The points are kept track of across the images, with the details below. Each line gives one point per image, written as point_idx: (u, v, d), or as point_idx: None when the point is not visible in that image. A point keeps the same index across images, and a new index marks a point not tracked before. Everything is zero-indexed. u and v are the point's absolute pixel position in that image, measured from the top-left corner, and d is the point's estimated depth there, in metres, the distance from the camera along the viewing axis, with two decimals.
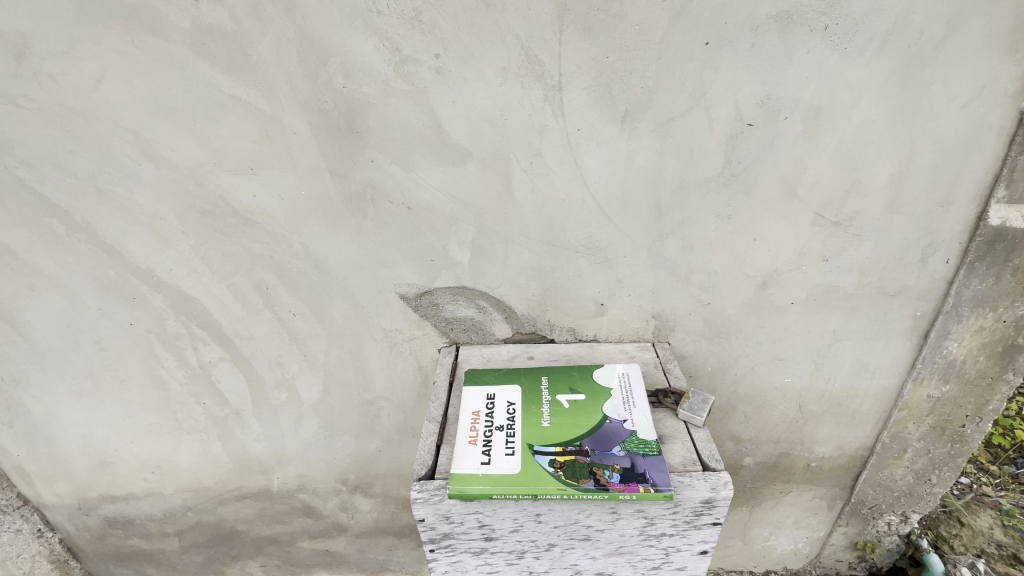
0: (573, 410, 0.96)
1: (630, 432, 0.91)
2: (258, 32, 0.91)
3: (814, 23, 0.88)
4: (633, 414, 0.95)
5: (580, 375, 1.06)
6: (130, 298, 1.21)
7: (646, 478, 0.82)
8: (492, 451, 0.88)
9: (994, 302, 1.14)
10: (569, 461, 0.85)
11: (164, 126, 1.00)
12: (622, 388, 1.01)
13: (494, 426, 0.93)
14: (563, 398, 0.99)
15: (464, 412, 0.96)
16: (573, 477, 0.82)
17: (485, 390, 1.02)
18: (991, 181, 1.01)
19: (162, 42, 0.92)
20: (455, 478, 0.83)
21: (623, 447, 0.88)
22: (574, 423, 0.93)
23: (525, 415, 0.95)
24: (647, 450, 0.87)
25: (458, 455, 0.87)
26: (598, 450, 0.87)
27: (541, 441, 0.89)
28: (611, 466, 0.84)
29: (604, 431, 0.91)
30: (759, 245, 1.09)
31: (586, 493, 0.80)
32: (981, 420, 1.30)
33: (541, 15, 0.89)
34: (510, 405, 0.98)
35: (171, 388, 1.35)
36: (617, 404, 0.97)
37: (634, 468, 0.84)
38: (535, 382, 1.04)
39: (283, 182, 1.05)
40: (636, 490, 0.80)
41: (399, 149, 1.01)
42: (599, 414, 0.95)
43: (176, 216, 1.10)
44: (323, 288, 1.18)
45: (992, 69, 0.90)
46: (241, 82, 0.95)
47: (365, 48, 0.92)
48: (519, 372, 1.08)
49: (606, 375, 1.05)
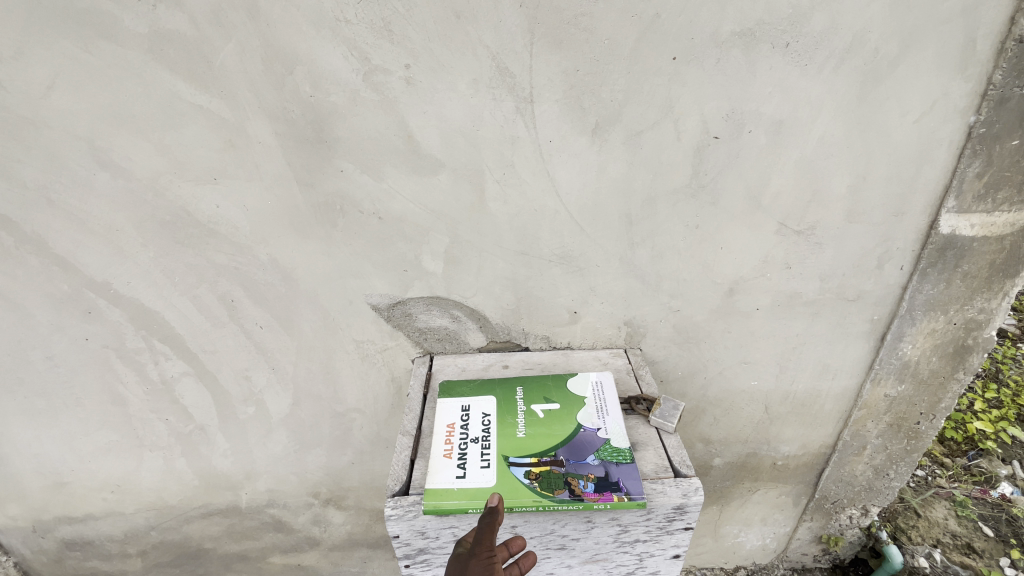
0: (548, 419, 0.97)
1: (604, 441, 0.92)
2: (220, 39, 0.88)
3: (775, 41, 0.91)
4: (606, 422, 0.96)
5: (554, 384, 1.06)
6: (86, 313, 1.15)
7: (619, 487, 0.83)
8: (467, 464, 0.88)
9: (945, 306, 1.20)
10: (544, 472, 0.85)
11: (120, 134, 0.96)
12: (596, 396, 1.02)
13: (469, 438, 0.93)
14: (538, 409, 0.99)
15: (438, 425, 0.96)
16: (548, 488, 0.82)
17: (460, 402, 1.01)
18: (942, 192, 1.06)
19: (118, 48, 0.88)
20: (430, 493, 0.83)
21: (597, 456, 0.89)
22: (548, 433, 0.93)
23: (500, 426, 0.95)
24: (621, 457, 0.88)
25: (433, 469, 0.86)
26: (573, 459, 0.88)
27: (516, 452, 0.89)
28: (585, 476, 0.85)
29: (579, 440, 0.92)
30: (726, 253, 1.12)
31: (561, 504, 0.80)
32: (935, 417, 1.36)
33: (511, 28, 0.89)
34: (485, 416, 0.98)
35: (131, 405, 1.29)
36: (590, 413, 0.98)
37: (609, 476, 0.85)
38: (510, 393, 1.04)
39: (248, 193, 1.02)
40: (610, 499, 0.81)
41: (368, 159, 0.99)
42: (573, 423, 0.96)
43: (135, 227, 1.05)
44: (291, 300, 1.15)
45: (943, 85, 0.95)
46: (202, 90, 0.92)
47: (333, 57, 0.90)
48: (493, 383, 1.08)
49: (579, 384, 1.06)
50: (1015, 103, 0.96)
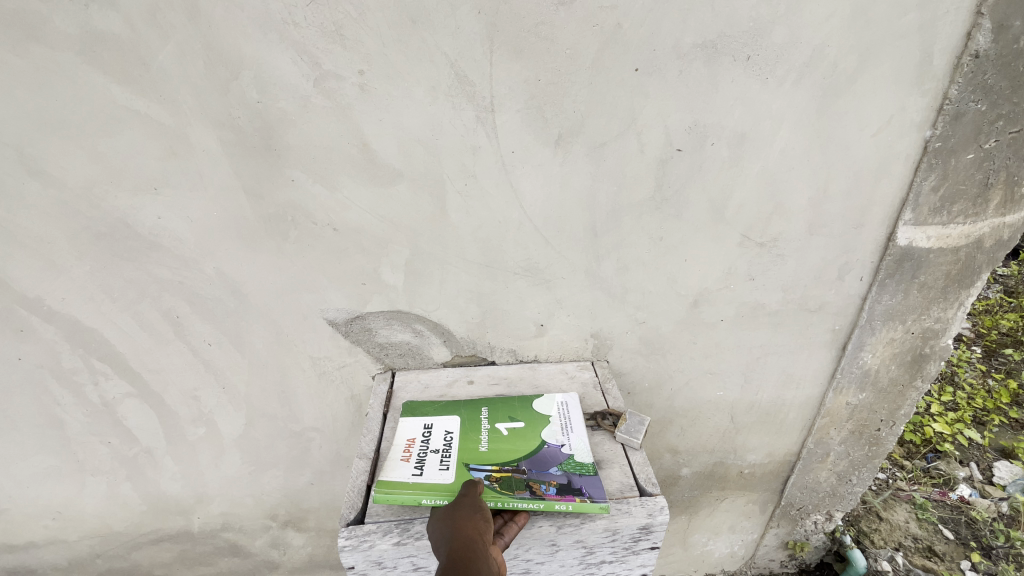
0: (512, 435, 0.93)
1: (567, 456, 0.89)
2: (158, 40, 0.82)
3: (737, 54, 0.90)
4: (571, 439, 0.93)
5: (519, 405, 1.02)
6: (16, 331, 1.07)
7: (582, 492, 0.81)
8: (425, 466, 0.86)
9: (903, 316, 1.22)
10: (504, 477, 0.83)
11: (49, 141, 0.89)
12: (561, 415, 0.99)
13: (430, 447, 0.90)
14: (501, 427, 0.95)
15: (398, 437, 0.93)
16: (509, 487, 0.80)
17: (423, 419, 0.97)
18: (899, 205, 1.08)
19: (44, 48, 0.82)
20: (383, 483, 0.82)
21: (560, 467, 0.86)
22: (511, 448, 0.90)
23: (462, 442, 0.91)
24: (585, 470, 0.86)
25: (389, 465, 0.86)
26: (535, 469, 0.85)
27: (477, 459, 0.86)
28: (548, 481, 0.82)
29: (542, 454, 0.88)
30: (691, 265, 1.12)
31: (521, 503, 0.78)
32: (894, 424, 1.38)
33: (470, 35, 0.86)
34: (447, 431, 0.94)
35: (69, 428, 1.21)
36: (555, 430, 0.95)
37: (571, 483, 0.83)
38: (474, 412, 1.00)
39: (193, 204, 0.96)
40: (572, 500, 0.79)
41: (322, 168, 0.95)
42: (537, 440, 0.92)
43: (69, 240, 0.98)
44: (242, 315, 1.09)
45: (900, 100, 0.96)
46: (140, 95, 0.86)
47: (281, 61, 0.85)
48: (459, 404, 1.03)
49: (545, 404, 1.02)
50: (969, 118, 0.98)
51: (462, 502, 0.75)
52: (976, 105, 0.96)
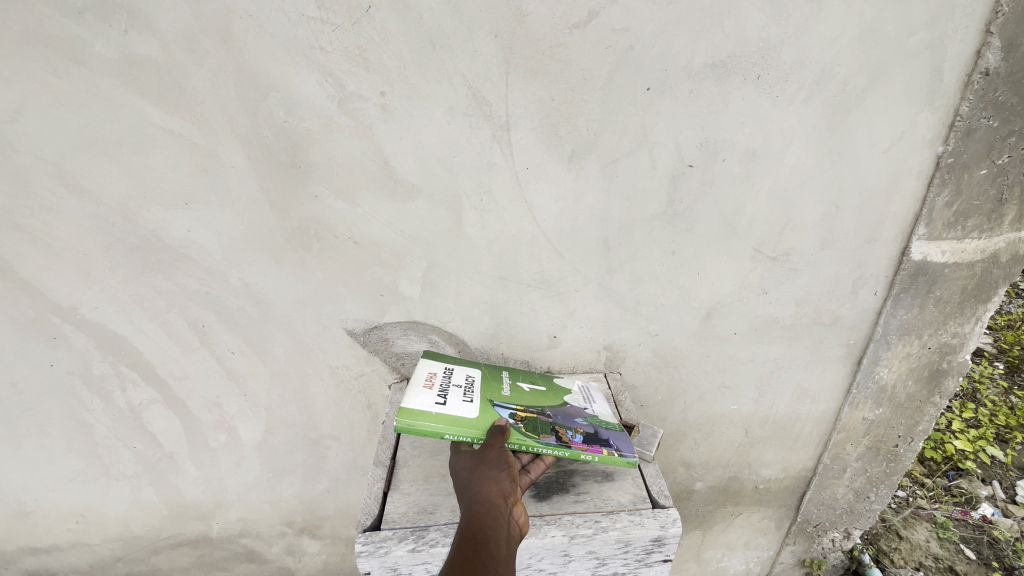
0: (534, 392, 0.99)
1: (592, 413, 0.95)
2: (192, 64, 0.87)
3: (747, 73, 0.92)
4: (593, 406, 1.00)
5: (540, 376, 1.09)
6: (50, 339, 1.12)
7: (608, 444, 0.86)
8: (448, 397, 0.88)
9: (919, 330, 1.21)
10: (531, 418, 0.86)
11: (89, 159, 0.94)
12: (582, 390, 1.07)
13: (452, 381, 0.94)
14: (524, 385, 1.01)
15: (420, 369, 0.96)
16: (535, 430, 0.84)
17: (444, 364, 1.01)
18: (913, 220, 1.08)
19: (87, 72, 0.87)
20: (405, 411, 0.81)
21: (585, 419, 0.92)
22: (535, 398, 0.95)
23: (485, 385, 0.97)
24: (610, 426, 0.92)
25: (411, 392, 0.86)
26: (561, 416, 0.91)
27: (500, 399, 0.92)
28: (574, 429, 0.87)
29: (566, 408, 0.95)
30: (703, 278, 1.13)
31: (548, 447, 0.81)
32: (913, 440, 1.36)
33: (487, 57, 0.89)
34: (469, 375, 0.99)
35: (97, 433, 1.25)
36: (577, 398, 1.02)
37: (597, 434, 0.88)
38: (496, 370, 1.06)
39: (221, 218, 1.00)
40: (598, 451, 0.84)
41: (344, 184, 0.98)
42: (559, 399, 0.98)
43: (103, 252, 1.03)
44: (265, 325, 1.13)
45: (911, 117, 0.97)
46: (174, 115, 0.91)
47: (307, 83, 0.89)
48: (479, 363, 1.08)
49: (566, 381, 1.09)
50: (980, 134, 0.98)
51: (489, 456, 0.76)
52: (988, 121, 0.97)
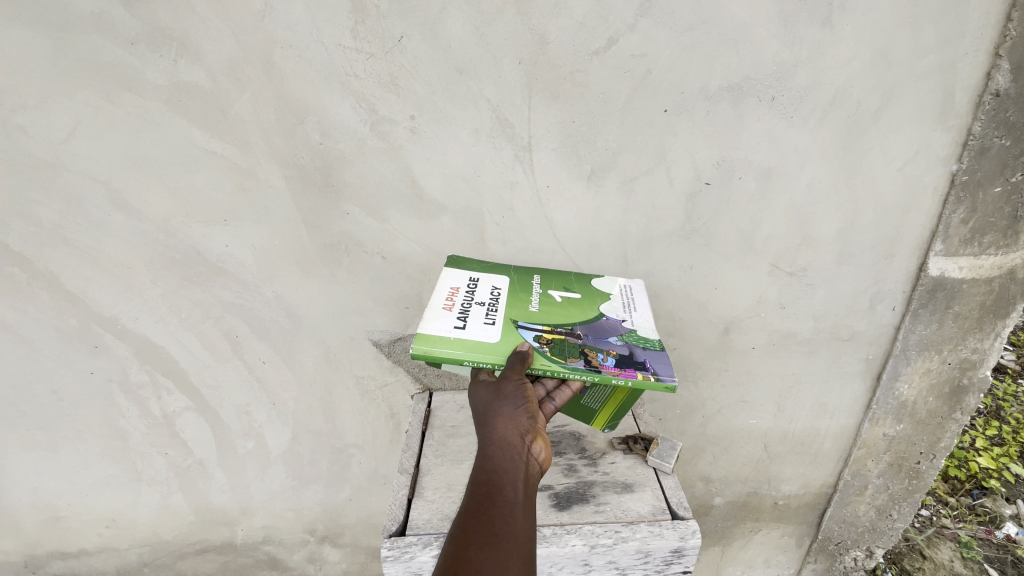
0: (567, 303, 0.88)
1: (629, 329, 0.83)
2: (236, 91, 0.93)
3: (762, 95, 0.95)
4: (633, 316, 0.87)
5: (576, 279, 0.97)
6: (92, 347, 1.17)
7: (646, 366, 0.74)
8: (468, 319, 0.79)
9: (939, 346, 1.21)
10: (557, 339, 0.76)
11: (137, 178, 1.00)
12: (623, 295, 0.93)
13: (474, 298, 0.84)
14: (555, 293, 0.90)
15: (440, 286, 0.87)
16: (562, 354, 0.74)
17: (468, 273, 0.91)
18: (929, 236, 1.09)
19: (138, 98, 0.94)
20: (421, 338, 0.73)
21: (621, 338, 0.80)
22: (566, 313, 0.84)
23: (511, 299, 0.86)
24: (650, 344, 0.80)
25: (427, 316, 0.78)
26: (593, 335, 0.79)
27: (526, 317, 0.81)
28: (606, 351, 0.76)
29: (601, 323, 0.83)
30: (720, 293, 1.15)
31: (574, 372, 0.71)
32: (935, 457, 1.34)
33: (511, 82, 0.94)
34: (495, 287, 0.88)
35: (131, 438, 1.30)
36: (616, 306, 0.89)
37: (633, 355, 0.76)
38: (526, 275, 0.96)
39: (257, 234, 1.06)
40: (634, 375, 0.72)
41: (373, 202, 1.03)
42: (595, 310, 0.87)
43: (145, 266, 1.09)
44: (295, 336, 1.18)
45: (925, 136, 0.99)
46: (217, 138, 0.97)
47: (342, 108, 0.95)
48: (507, 266, 0.98)
49: (606, 283, 0.96)
50: (994, 153, 1.00)
51: (504, 391, 0.67)
52: (1001, 140, 0.98)
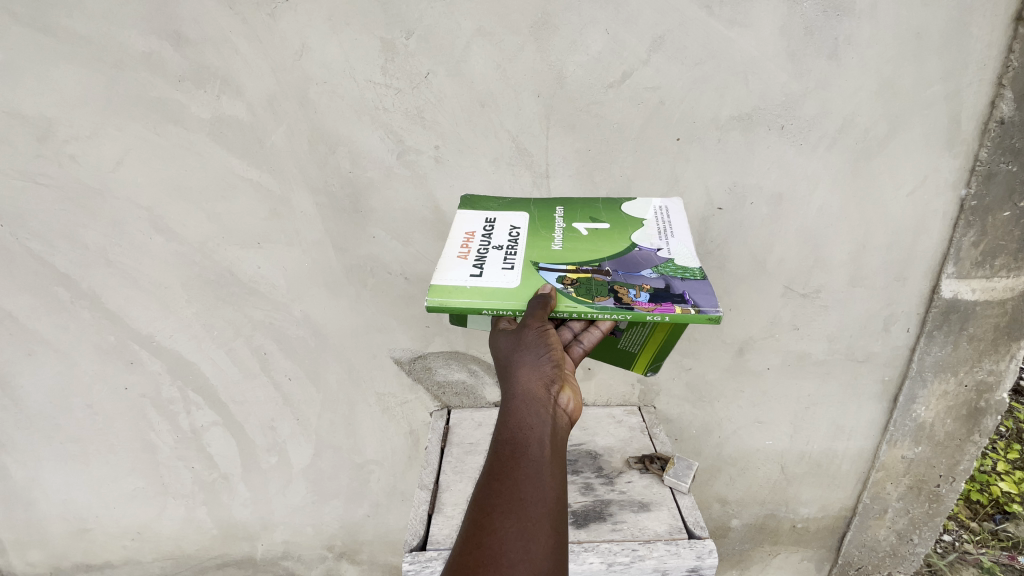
0: (594, 236, 0.84)
1: (666, 259, 0.79)
2: (273, 123, 1.00)
3: (771, 124, 0.99)
4: (669, 244, 0.83)
5: (604, 207, 0.93)
6: (128, 363, 1.23)
7: (684, 299, 0.70)
8: (485, 266, 0.76)
9: (955, 368, 1.21)
10: (583, 279, 0.73)
11: (177, 204, 1.07)
12: (658, 219, 0.90)
13: (491, 243, 0.82)
14: (581, 227, 0.87)
15: (456, 230, 0.84)
16: (589, 294, 0.70)
17: (485, 215, 0.90)
18: (941, 259, 1.11)
19: (182, 131, 1.00)
20: (435, 290, 0.71)
21: (655, 270, 0.76)
22: (593, 248, 0.81)
23: (532, 239, 0.83)
24: (688, 274, 0.75)
25: (442, 267, 0.75)
26: (623, 271, 0.75)
27: (547, 258, 0.78)
28: (638, 286, 0.72)
29: (633, 255, 0.79)
30: (734, 314, 1.17)
31: (603, 312, 0.68)
32: (955, 480, 1.33)
33: (530, 114, 0.99)
34: (513, 228, 0.86)
35: (160, 452, 1.34)
36: (650, 234, 0.86)
37: (670, 288, 0.72)
38: (547, 210, 0.93)
39: (288, 256, 1.11)
40: (671, 309, 0.68)
41: (398, 226, 1.08)
42: (627, 241, 0.83)
43: (182, 286, 1.14)
44: (320, 354, 1.22)
45: (933, 162, 1.02)
46: (254, 167, 1.03)
47: (371, 139, 1.01)
48: (528, 203, 0.95)
49: (638, 208, 0.93)
50: (1002, 178, 1.02)
51: (525, 339, 0.66)
52: (1008, 166, 1.01)
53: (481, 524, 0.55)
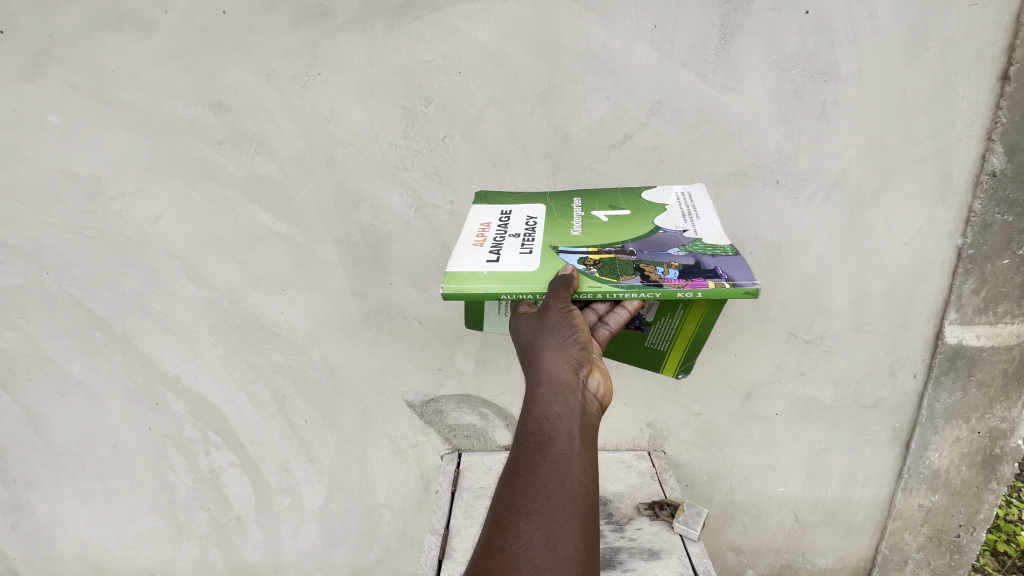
0: (615, 221, 0.82)
1: (693, 238, 0.76)
2: (302, 181, 1.08)
3: (767, 179, 1.05)
4: (695, 225, 0.80)
5: (623, 196, 0.92)
6: (153, 404, 1.28)
7: (717, 273, 0.68)
8: (502, 252, 0.74)
9: (966, 414, 1.21)
10: (606, 260, 0.72)
11: (209, 254, 1.14)
12: (681, 203, 0.87)
13: (507, 232, 0.80)
14: (601, 214, 0.85)
15: (471, 222, 0.83)
16: (613, 274, 0.69)
17: (500, 208, 0.88)
18: (943, 306, 1.13)
19: (218, 188, 1.09)
20: (451, 278, 0.68)
21: (682, 248, 0.73)
22: (614, 233, 0.79)
23: (550, 227, 0.81)
24: (719, 251, 0.73)
25: (458, 255, 0.73)
26: (648, 251, 0.73)
27: (567, 243, 0.76)
28: (666, 264, 0.70)
29: (657, 237, 0.77)
30: (740, 359, 1.20)
31: (629, 291, 0.66)
32: (975, 530, 1.30)
33: (539, 171, 1.06)
34: (530, 217, 0.84)
35: (177, 492, 1.37)
36: (674, 218, 0.83)
37: (700, 264, 0.70)
38: (565, 201, 0.91)
39: (310, 302, 1.17)
40: (703, 285, 0.66)
41: (414, 274, 1.14)
42: (650, 225, 0.80)
43: (209, 330, 1.21)
44: (336, 396, 1.26)
45: (927, 213, 1.06)
46: (282, 220, 1.11)
47: (391, 195, 1.08)
48: (543, 195, 0.94)
49: (660, 195, 0.90)
50: (998, 228, 1.06)
51: (549, 321, 0.64)
52: (1003, 216, 1.05)
53: (504, 524, 0.50)
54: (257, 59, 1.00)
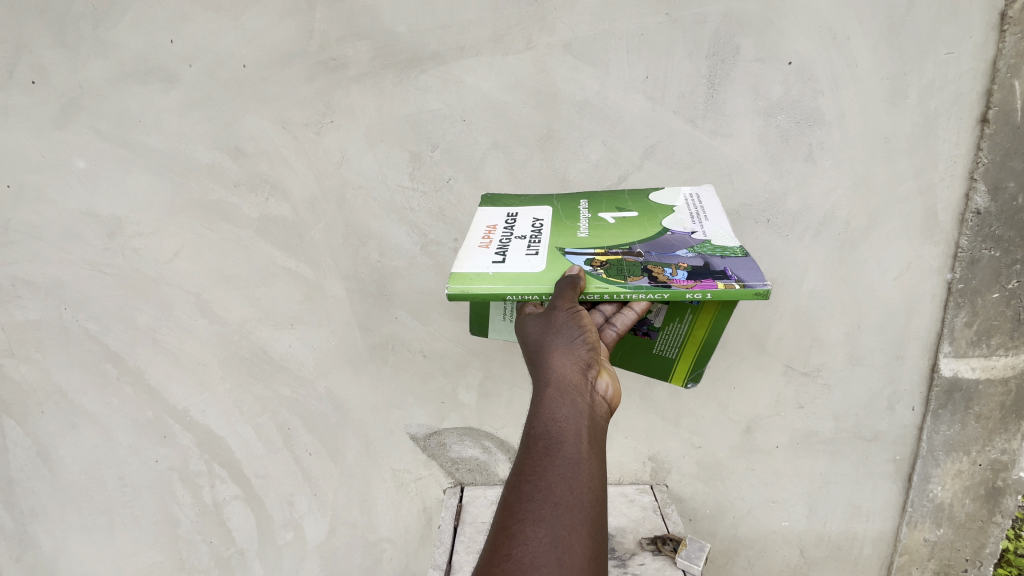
0: (622, 223, 0.85)
1: (702, 241, 0.78)
2: (313, 221, 1.13)
3: (758, 217, 1.09)
4: (704, 227, 0.82)
5: (630, 199, 0.95)
6: (161, 437, 1.30)
7: (725, 275, 0.69)
8: (507, 253, 0.77)
9: (966, 447, 1.21)
10: (614, 262, 0.74)
11: (222, 289, 1.18)
12: (689, 205, 0.89)
13: (513, 234, 0.83)
14: (609, 217, 0.88)
15: (479, 224, 0.87)
16: (621, 274, 0.71)
17: (507, 210, 0.92)
18: (937, 339, 1.15)
19: (233, 227, 1.14)
20: (458, 277, 0.71)
21: (691, 251, 0.75)
22: (622, 236, 0.82)
23: (556, 228, 0.84)
24: (728, 253, 0.74)
25: (465, 255, 0.76)
26: (658, 253, 0.75)
27: (574, 245, 0.79)
28: (675, 265, 0.72)
29: (665, 239, 0.79)
30: (738, 391, 1.22)
31: (637, 292, 0.68)
32: (982, 565, 1.28)
33: None
34: (537, 220, 0.87)
35: (180, 526, 1.37)
36: (682, 220, 0.85)
37: (709, 266, 0.71)
38: (573, 203, 0.95)
39: (317, 335, 1.21)
40: (712, 286, 0.67)
41: (419, 308, 1.18)
42: (658, 227, 0.83)
43: (218, 363, 1.24)
44: (341, 429, 1.28)
45: (915, 249, 1.09)
46: (293, 258, 1.16)
47: (397, 233, 1.13)
48: (551, 198, 0.97)
49: (668, 196, 0.93)
50: (985, 263, 1.09)
51: (556, 322, 0.65)
52: (990, 251, 1.08)
53: (510, 531, 0.52)
54: (274, 108, 1.06)
